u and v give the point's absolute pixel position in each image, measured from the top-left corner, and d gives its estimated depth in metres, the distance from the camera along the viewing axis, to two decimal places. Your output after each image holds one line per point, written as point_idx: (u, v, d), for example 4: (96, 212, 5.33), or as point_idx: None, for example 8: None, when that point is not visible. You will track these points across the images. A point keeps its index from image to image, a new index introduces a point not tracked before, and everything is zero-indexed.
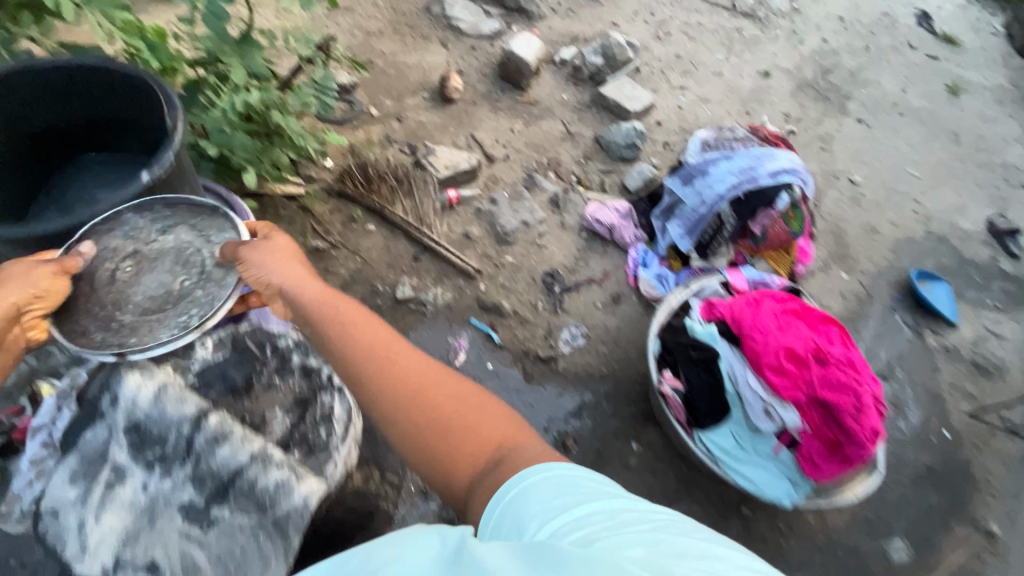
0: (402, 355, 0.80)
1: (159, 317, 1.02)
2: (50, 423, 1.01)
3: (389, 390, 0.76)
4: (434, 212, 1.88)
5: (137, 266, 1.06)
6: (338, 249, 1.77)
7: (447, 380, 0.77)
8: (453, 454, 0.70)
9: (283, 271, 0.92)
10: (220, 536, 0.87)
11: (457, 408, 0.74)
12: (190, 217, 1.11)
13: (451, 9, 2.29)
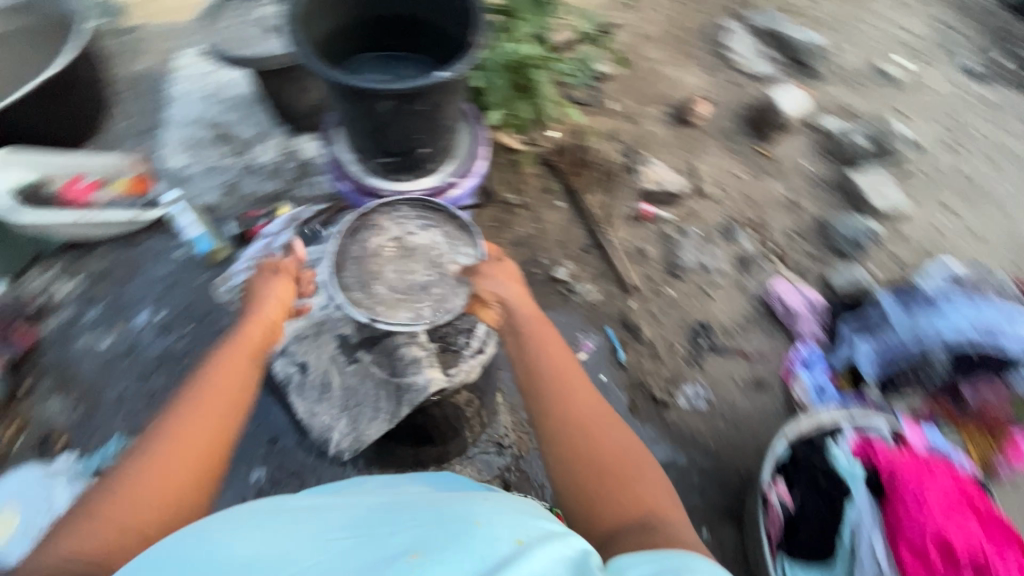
0: (581, 395, 0.88)
1: (403, 297, 1.07)
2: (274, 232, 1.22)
3: (560, 422, 0.85)
4: (621, 217, 1.88)
5: (399, 247, 1.13)
6: (523, 210, 1.87)
7: (615, 431, 0.84)
8: (603, 502, 0.77)
9: (502, 278, 1.00)
10: (353, 374, 1.16)
11: (618, 462, 0.80)
12: (446, 223, 1.16)
13: (731, 38, 2.22)
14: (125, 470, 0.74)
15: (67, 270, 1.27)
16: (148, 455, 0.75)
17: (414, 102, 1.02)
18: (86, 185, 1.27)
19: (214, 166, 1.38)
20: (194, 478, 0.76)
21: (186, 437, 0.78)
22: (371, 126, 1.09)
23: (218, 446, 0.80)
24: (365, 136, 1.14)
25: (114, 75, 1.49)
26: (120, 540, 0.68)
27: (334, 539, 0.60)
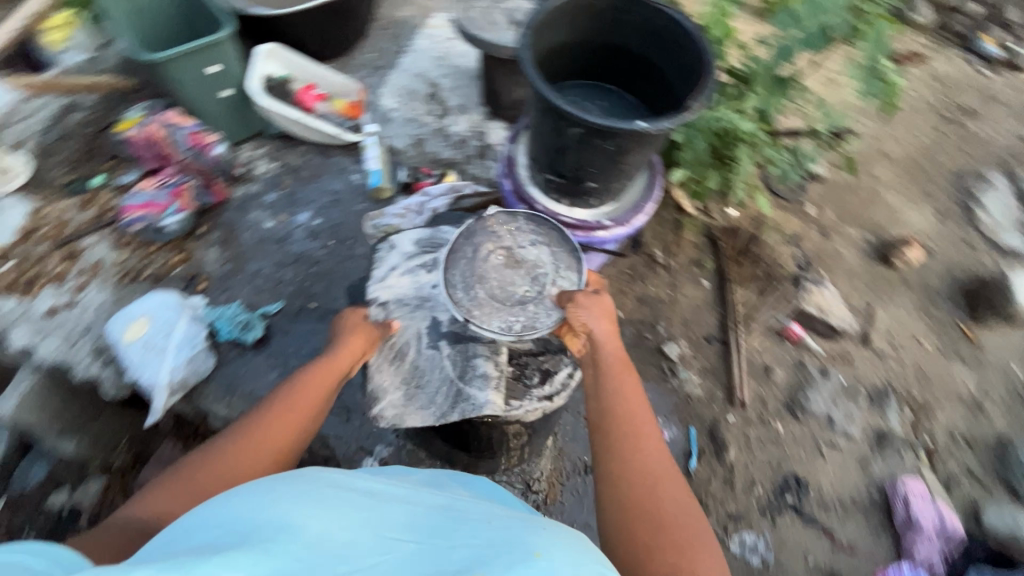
0: (647, 450, 0.80)
1: (497, 305, 0.92)
2: (431, 197, 1.27)
3: (621, 473, 0.77)
4: (763, 325, 1.70)
5: (505, 255, 0.97)
6: (666, 272, 1.76)
7: (679, 498, 0.75)
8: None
9: (597, 308, 0.89)
10: (427, 360, 0.99)
11: (678, 536, 0.71)
12: (556, 244, 1.00)
13: (988, 194, 1.88)
14: (190, 471, 0.75)
15: (271, 152, 1.46)
16: (213, 463, 0.76)
17: (617, 143, 0.88)
18: (315, 95, 1.46)
19: (416, 118, 1.51)
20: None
21: (252, 459, 0.77)
22: (554, 142, 0.95)
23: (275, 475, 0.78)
24: (543, 148, 0.99)
25: (379, 14, 1.70)
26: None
27: (386, 534, 0.55)
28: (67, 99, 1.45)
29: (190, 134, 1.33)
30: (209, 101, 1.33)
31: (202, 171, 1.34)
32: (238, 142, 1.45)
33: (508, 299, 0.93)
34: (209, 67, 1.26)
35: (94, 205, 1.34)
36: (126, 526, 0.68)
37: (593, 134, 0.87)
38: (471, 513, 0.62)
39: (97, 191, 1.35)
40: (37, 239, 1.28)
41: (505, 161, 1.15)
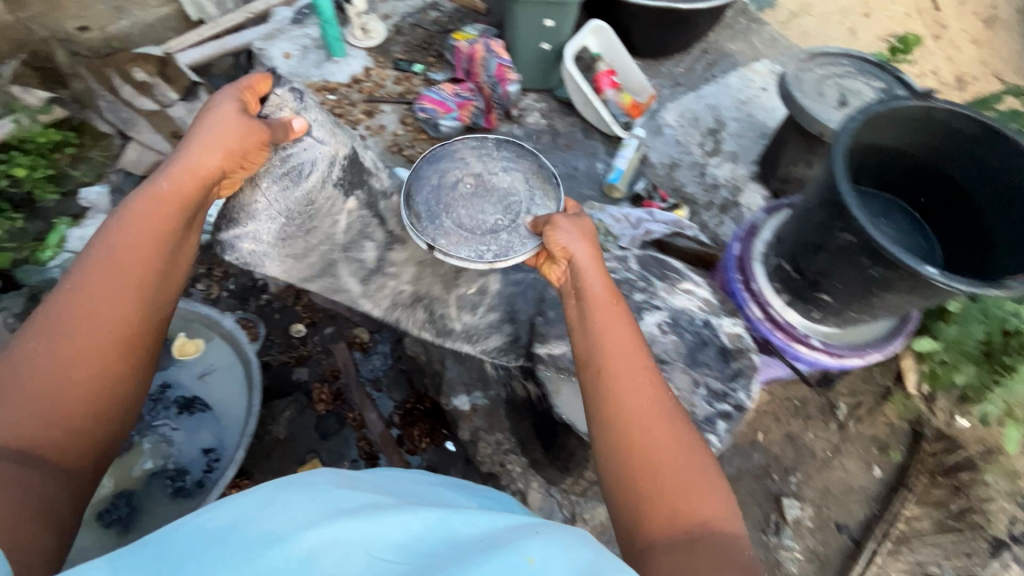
0: (635, 391, 0.69)
1: (468, 234, 1.01)
2: (654, 219, 1.36)
3: (610, 419, 0.68)
4: (917, 563, 1.37)
5: (476, 183, 1.07)
6: (838, 431, 1.49)
7: (667, 426, 0.67)
8: (645, 520, 0.61)
9: (581, 238, 0.87)
10: (325, 200, 0.96)
11: (665, 467, 0.63)
12: (530, 176, 1.10)
13: None
14: (21, 383, 0.63)
15: (546, 110, 1.56)
16: (47, 367, 0.65)
17: (885, 273, 0.78)
18: (612, 81, 1.51)
19: (685, 143, 1.47)
20: (105, 386, 0.68)
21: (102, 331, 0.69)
22: (811, 235, 0.86)
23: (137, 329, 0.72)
24: (796, 234, 0.90)
25: (708, 45, 1.72)
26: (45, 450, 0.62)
27: (378, 555, 0.53)
28: (436, 0, 1.76)
29: (499, 66, 1.46)
30: (529, 47, 1.46)
31: (489, 99, 1.49)
32: (527, 88, 1.58)
33: (474, 226, 1.02)
34: (547, 19, 1.38)
35: (404, 84, 1.58)
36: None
37: (861, 249, 0.77)
38: (471, 525, 0.59)
39: (413, 76, 1.60)
40: (358, 88, 1.56)
41: (745, 226, 1.04)
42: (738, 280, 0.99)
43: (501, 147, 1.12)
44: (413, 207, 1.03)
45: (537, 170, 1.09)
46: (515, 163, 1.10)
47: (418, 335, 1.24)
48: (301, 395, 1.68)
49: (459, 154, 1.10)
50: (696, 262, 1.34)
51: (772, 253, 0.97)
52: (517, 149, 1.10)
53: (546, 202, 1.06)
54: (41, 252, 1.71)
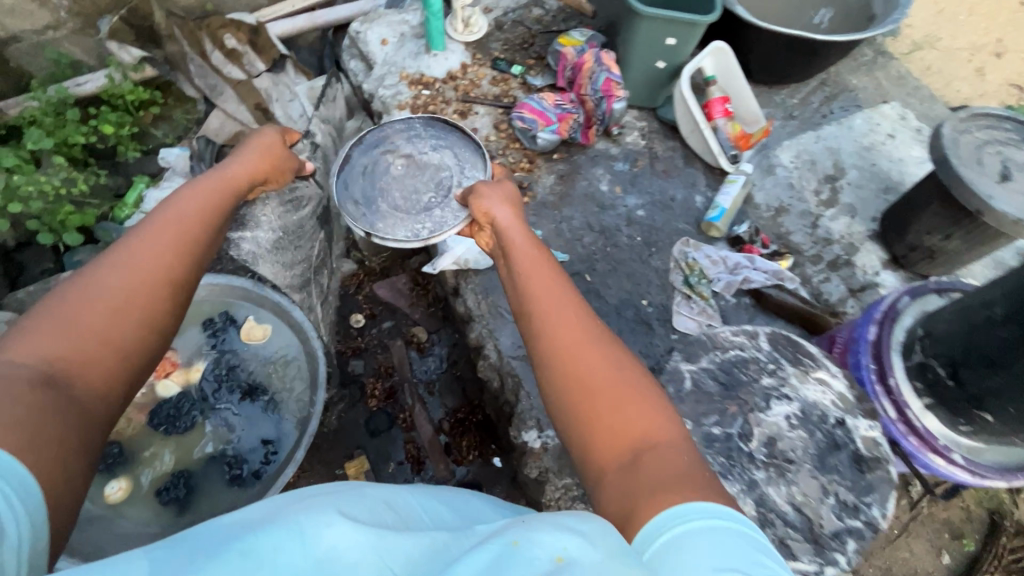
0: (567, 324, 0.72)
1: (403, 216, 1.17)
2: (755, 265, 1.27)
3: (553, 356, 0.70)
4: None
5: (406, 166, 1.23)
6: (912, 511, 1.38)
7: (602, 357, 0.69)
8: (595, 452, 0.63)
9: (500, 202, 0.99)
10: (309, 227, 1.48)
11: (610, 397, 0.65)
12: (457, 147, 1.27)
13: None
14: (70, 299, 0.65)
15: (646, 130, 1.47)
16: (96, 289, 0.67)
17: None
18: (724, 110, 1.40)
19: (797, 186, 1.36)
20: (147, 314, 0.69)
21: (153, 258, 0.73)
22: (989, 352, 0.81)
23: (183, 263, 0.76)
24: (967, 339, 0.84)
25: (828, 76, 1.58)
26: (82, 369, 0.61)
27: (392, 567, 0.50)
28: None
29: (607, 80, 1.36)
30: (643, 64, 1.37)
31: (591, 114, 1.39)
32: (631, 105, 1.48)
33: (407, 210, 1.18)
34: (668, 38, 1.29)
35: (501, 85, 1.50)
36: (9, 373, 0.57)
37: None
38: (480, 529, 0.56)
39: (510, 77, 1.52)
40: (453, 85, 1.50)
41: (885, 308, 0.96)
42: (871, 373, 0.93)
43: (426, 126, 1.28)
44: (353, 196, 1.18)
45: (462, 141, 1.26)
46: (439, 140, 1.27)
47: (493, 361, 1.19)
48: (354, 389, 1.66)
49: (390, 140, 1.25)
50: (796, 321, 1.23)
51: (921, 350, 0.91)
52: (445, 133, 1.26)
53: (474, 170, 1.23)
54: (118, 209, 1.71)
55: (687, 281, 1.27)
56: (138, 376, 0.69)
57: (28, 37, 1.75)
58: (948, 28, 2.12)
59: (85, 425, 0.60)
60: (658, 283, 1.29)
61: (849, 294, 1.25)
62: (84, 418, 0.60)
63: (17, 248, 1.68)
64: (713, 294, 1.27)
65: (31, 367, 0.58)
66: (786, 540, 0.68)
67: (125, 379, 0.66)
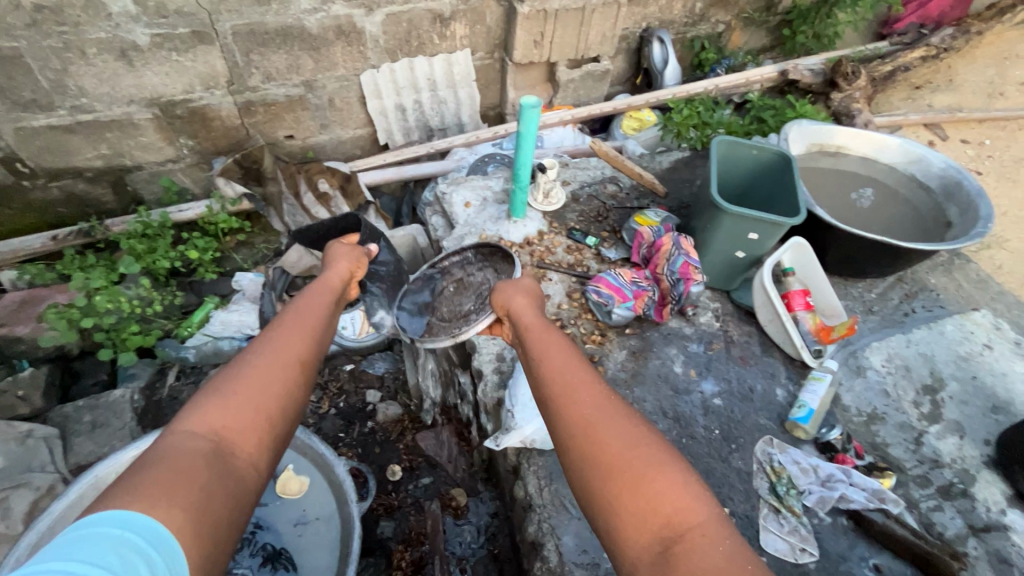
0: (580, 396, 0.72)
1: (447, 325, 1.26)
2: (851, 481, 1.13)
3: (567, 428, 0.69)
4: None
5: (457, 286, 1.35)
6: None
7: (618, 424, 0.67)
8: (622, 532, 0.60)
9: (519, 290, 1.04)
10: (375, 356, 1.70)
11: (634, 482, 0.61)
12: (500, 262, 1.37)
13: None
14: (232, 378, 0.72)
15: (721, 312, 1.44)
16: (251, 367, 0.74)
17: None
18: (805, 302, 1.36)
19: (889, 394, 1.28)
20: (286, 386, 0.74)
21: (293, 342, 0.81)
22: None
23: (311, 341, 0.84)
24: None
25: (906, 272, 1.55)
26: (240, 439, 0.66)
27: None
28: (617, 176, 1.79)
29: (685, 264, 1.36)
30: (722, 252, 1.38)
31: (666, 292, 1.39)
32: (709, 286, 1.47)
33: (453, 318, 1.28)
34: (750, 232, 1.31)
35: (575, 254, 1.54)
36: (188, 446, 0.62)
37: None
38: None
39: (584, 248, 1.56)
40: (529, 251, 1.54)
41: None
42: None
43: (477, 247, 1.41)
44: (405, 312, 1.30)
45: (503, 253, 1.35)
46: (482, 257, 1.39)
47: (552, 565, 1.04)
48: (380, 557, 1.42)
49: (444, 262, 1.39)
50: (909, 558, 1.05)
51: None
52: (483, 245, 1.38)
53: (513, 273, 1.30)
54: (183, 328, 1.72)
55: (774, 490, 1.13)
56: (280, 445, 0.72)
57: (149, 167, 1.91)
58: (1015, 229, 2.09)
59: (240, 500, 0.63)
60: (741, 487, 1.15)
61: (969, 531, 1.09)
62: (235, 491, 0.62)
63: (78, 355, 1.72)
64: (804, 510, 1.12)
65: (200, 438, 0.64)
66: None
67: (269, 453, 0.70)
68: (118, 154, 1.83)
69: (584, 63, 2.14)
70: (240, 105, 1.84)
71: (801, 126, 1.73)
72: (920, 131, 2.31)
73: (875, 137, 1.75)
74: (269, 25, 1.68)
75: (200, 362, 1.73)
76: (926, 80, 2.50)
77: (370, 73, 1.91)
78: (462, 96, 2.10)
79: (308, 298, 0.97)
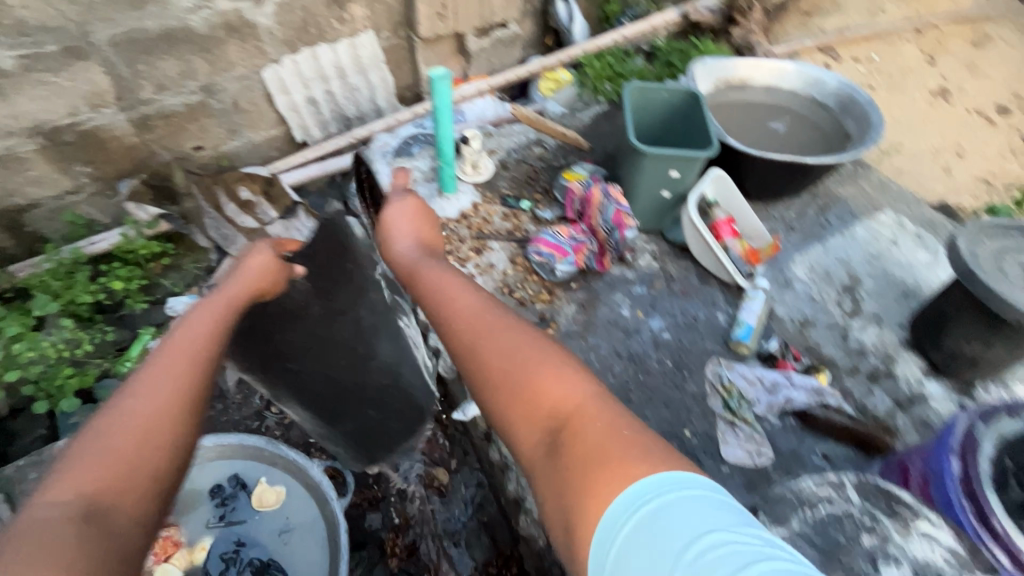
0: (472, 322, 0.75)
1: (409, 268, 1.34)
2: (792, 382, 1.24)
3: (465, 354, 0.73)
4: None
5: None
6: None
7: (510, 341, 0.71)
8: (521, 437, 0.65)
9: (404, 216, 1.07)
10: None
11: (526, 383, 0.66)
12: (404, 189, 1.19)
13: None
14: (101, 430, 0.67)
15: (658, 252, 1.50)
16: (125, 416, 0.69)
17: None
18: (731, 230, 1.44)
19: (816, 300, 1.40)
20: (170, 421, 0.70)
21: (175, 372, 0.75)
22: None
23: (199, 368, 0.78)
24: None
25: (818, 188, 1.67)
26: (120, 497, 0.62)
27: None
28: (541, 138, 1.81)
29: (616, 212, 1.41)
30: (649, 193, 1.43)
31: (604, 242, 1.43)
32: (641, 229, 1.53)
33: None
34: (672, 170, 1.36)
35: (512, 220, 1.56)
36: (51, 517, 0.57)
37: None
38: None
39: (520, 212, 1.58)
40: (466, 224, 1.54)
41: (958, 438, 0.89)
42: (969, 513, 0.81)
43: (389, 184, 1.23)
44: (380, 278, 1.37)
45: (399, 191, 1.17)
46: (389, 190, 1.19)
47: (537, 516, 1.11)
48: (372, 549, 1.45)
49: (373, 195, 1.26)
50: (849, 441, 1.17)
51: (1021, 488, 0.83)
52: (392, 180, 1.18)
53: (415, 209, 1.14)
54: (120, 364, 1.63)
55: (728, 406, 1.22)
56: (172, 487, 0.68)
57: (46, 203, 1.76)
58: (908, 134, 2.27)
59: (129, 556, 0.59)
60: (698, 409, 1.23)
61: (897, 408, 1.21)
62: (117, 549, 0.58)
63: (9, 415, 1.61)
64: (756, 417, 1.21)
65: (68, 506, 0.59)
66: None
67: (156, 506, 0.65)
68: (8, 194, 1.68)
69: (491, 31, 2.12)
70: (135, 121, 1.72)
71: (706, 64, 1.80)
72: (816, 55, 2.44)
73: (773, 66, 1.84)
74: (151, 30, 1.57)
75: None
76: (815, 7, 2.63)
77: (272, 68, 1.82)
78: (375, 80, 2.04)
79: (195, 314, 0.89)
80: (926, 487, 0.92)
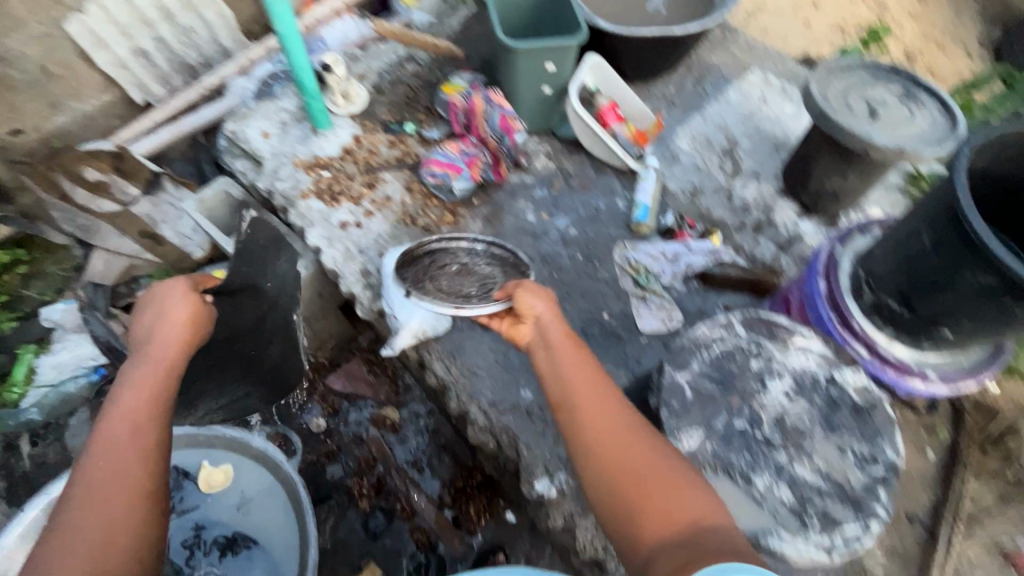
0: (610, 423, 0.80)
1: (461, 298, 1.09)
2: (690, 249, 1.35)
3: (599, 456, 0.77)
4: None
5: (461, 268, 1.19)
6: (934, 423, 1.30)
7: (641, 446, 0.77)
8: (641, 533, 0.70)
9: (541, 294, 0.96)
10: None
11: (658, 490, 0.72)
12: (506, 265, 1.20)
13: None
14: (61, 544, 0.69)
15: (551, 152, 1.50)
16: (85, 530, 0.70)
17: None
18: (616, 115, 1.46)
19: (702, 169, 1.48)
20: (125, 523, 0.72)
21: (124, 473, 0.75)
22: (930, 274, 0.94)
23: (148, 464, 0.78)
24: (910, 267, 0.97)
25: (691, 59, 1.70)
26: None
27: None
28: (412, 53, 1.68)
29: (502, 117, 1.39)
30: (530, 92, 1.40)
31: (496, 151, 1.42)
32: (530, 132, 1.52)
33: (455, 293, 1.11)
34: (547, 63, 1.33)
35: (399, 147, 1.48)
36: None
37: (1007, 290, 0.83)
38: None
39: (406, 136, 1.51)
40: (352, 160, 1.45)
41: (824, 259, 1.10)
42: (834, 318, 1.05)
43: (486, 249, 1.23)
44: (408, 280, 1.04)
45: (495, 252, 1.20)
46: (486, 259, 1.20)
47: (483, 424, 1.16)
48: (339, 497, 1.46)
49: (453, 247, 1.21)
50: (744, 289, 1.30)
51: (870, 290, 1.04)
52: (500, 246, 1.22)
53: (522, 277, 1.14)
54: (7, 392, 1.45)
55: (638, 283, 1.30)
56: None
57: None
58: None
59: None
60: (612, 293, 1.30)
61: (780, 252, 1.35)
62: None
63: None
64: (663, 288, 1.31)
65: None
66: (829, 511, 0.80)
67: None
68: None
69: None
70: None
71: None
72: None
73: None
74: None
75: (49, 417, 1.48)
76: None
77: (76, 18, 1.54)
78: (210, 16, 1.78)
79: (129, 401, 0.82)
80: (804, 308, 1.11)
